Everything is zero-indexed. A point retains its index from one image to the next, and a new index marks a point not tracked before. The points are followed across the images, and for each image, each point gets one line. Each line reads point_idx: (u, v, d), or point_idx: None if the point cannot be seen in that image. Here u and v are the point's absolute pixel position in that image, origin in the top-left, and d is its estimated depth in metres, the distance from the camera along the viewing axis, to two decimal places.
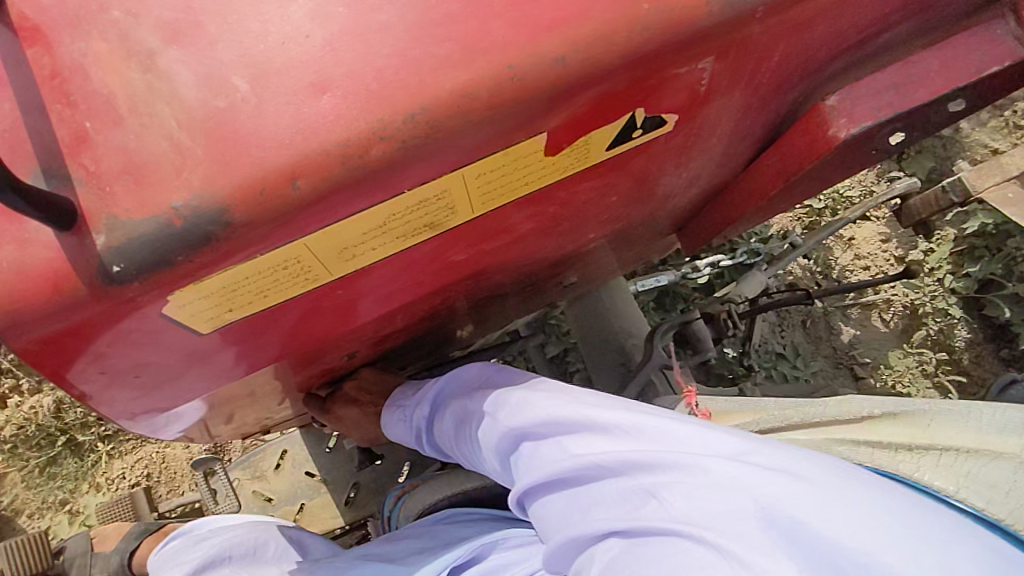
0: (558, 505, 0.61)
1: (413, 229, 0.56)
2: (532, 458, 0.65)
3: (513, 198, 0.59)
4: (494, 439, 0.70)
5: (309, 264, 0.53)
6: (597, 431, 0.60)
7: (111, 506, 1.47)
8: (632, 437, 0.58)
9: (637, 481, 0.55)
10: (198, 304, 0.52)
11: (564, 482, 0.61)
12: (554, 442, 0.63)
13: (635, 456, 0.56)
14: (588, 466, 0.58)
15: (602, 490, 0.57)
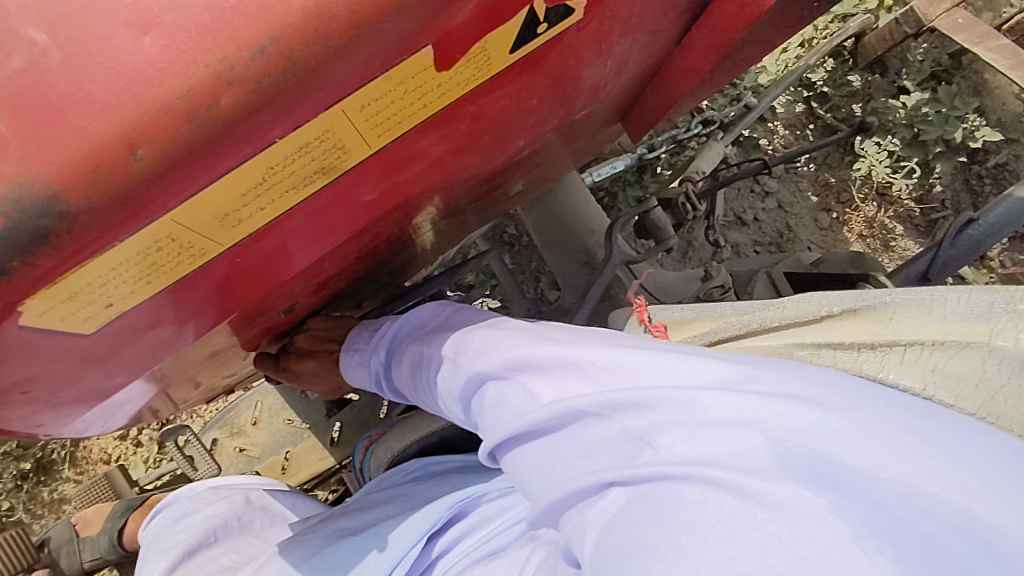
0: (534, 460, 0.54)
1: (302, 179, 0.48)
2: (504, 411, 0.57)
3: (414, 123, 0.51)
4: (458, 387, 0.65)
5: (186, 238, 0.46)
6: (575, 373, 0.53)
7: (88, 488, 1.44)
8: (614, 375, 0.51)
9: (625, 423, 0.47)
10: (62, 307, 0.45)
11: (541, 431, 0.53)
12: (526, 390, 0.56)
13: (620, 394, 0.48)
14: (570, 409, 0.51)
15: (584, 436, 0.50)
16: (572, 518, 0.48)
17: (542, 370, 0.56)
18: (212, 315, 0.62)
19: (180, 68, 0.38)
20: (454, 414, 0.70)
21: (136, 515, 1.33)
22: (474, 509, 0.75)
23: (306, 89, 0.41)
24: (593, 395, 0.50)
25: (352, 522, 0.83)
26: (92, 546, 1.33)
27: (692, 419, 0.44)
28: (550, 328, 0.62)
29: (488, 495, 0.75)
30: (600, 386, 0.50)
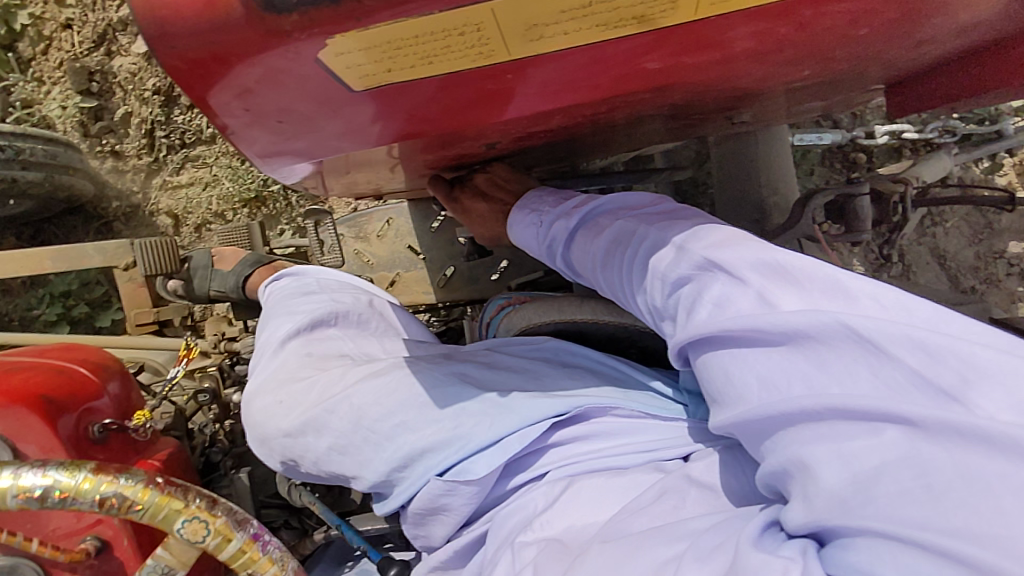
0: (763, 368, 0.50)
1: (618, 18, 0.45)
2: (726, 311, 0.53)
3: (744, 10, 0.46)
4: (674, 271, 0.60)
5: (489, 34, 0.44)
6: (840, 296, 0.49)
7: (230, 231, 1.57)
8: (895, 313, 0.46)
9: (909, 364, 0.43)
10: (356, 55, 0.45)
11: (776, 338, 0.49)
12: (764, 299, 0.52)
13: (903, 330, 0.44)
14: (835, 328, 0.46)
15: (850, 366, 0.46)
16: (814, 441, 0.46)
17: (792, 279, 0.52)
18: (409, 126, 0.60)
19: None
20: (647, 308, 0.66)
21: (263, 270, 1.44)
22: (601, 419, 0.77)
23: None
24: (867, 322, 0.45)
25: (476, 374, 0.84)
26: (219, 280, 1.46)
27: (999, 386, 0.40)
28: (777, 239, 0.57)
29: (617, 408, 0.78)
30: (876, 315, 0.46)
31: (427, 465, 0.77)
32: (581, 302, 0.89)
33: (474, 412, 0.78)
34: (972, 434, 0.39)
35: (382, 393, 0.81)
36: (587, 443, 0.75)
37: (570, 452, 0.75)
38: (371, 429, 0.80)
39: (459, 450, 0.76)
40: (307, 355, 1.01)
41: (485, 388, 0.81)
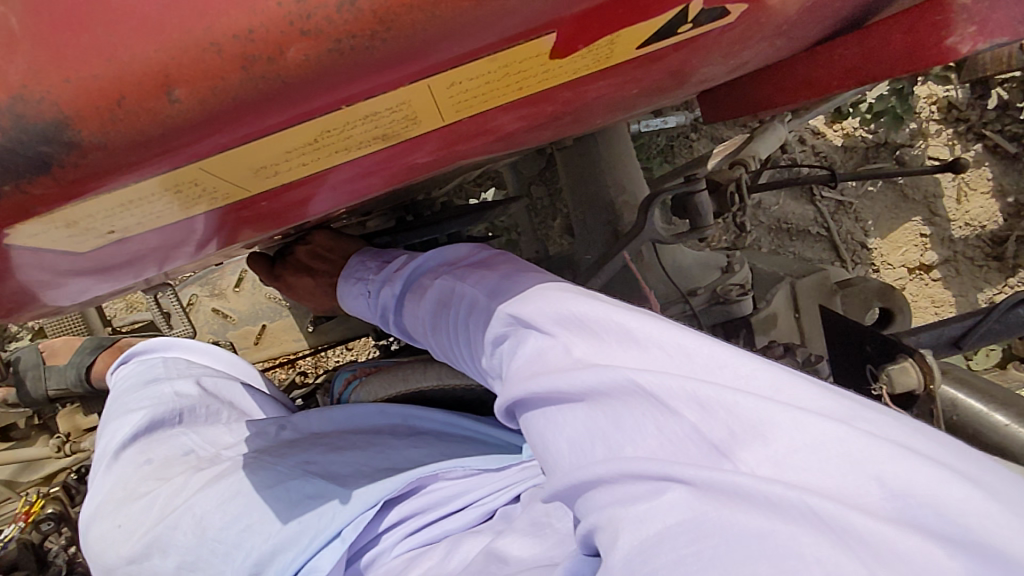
0: (571, 433, 0.48)
1: (324, 155, 0.41)
2: (542, 363, 0.53)
3: (500, 103, 0.43)
4: (490, 331, 0.61)
5: (208, 186, 0.39)
6: (591, 322, 0.52)
7: (57, 320, 1.44)
8: (683, 367, 0.45)
9: (686, 421, 0.42)
10: (107, 216, 0.38)
11: (572, 414, 0.49)
12: (544, 334, 0.54)
13: (656, 381, 0.44)
14: (624, 386, 0.45)
15: (569, 369, 0.49)
16: (614, 501, 0.42)
17: (585, 327, 0.52)
18: (251, 227, 0.52)
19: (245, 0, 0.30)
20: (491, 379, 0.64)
21: (105, 358, 1.35)
22: (434, 485, 0.73)
23: (284, 53, 0.31)
24: (611, 362, 0.48)
25: (327, 459, 0.76)
26: (57, 376, 1.34)
27: (759, 441, 0.39)
28: (572, 286, 0.59)
29: (456, 468, 0.75)
30: (666, 346, 0.47)
31: (280, 569, 0.67)
32: (424, 367, 0.84)
33: (321, 513, 0.68)
34: (734, 489, 0.37)
35: (223, 499, 0.71)
36: (429, 513, 0.71)
37: (404, 532, 0.70)
38: (216, 541, 0.69)
39: (304, 547, 0.67)
40: (142, 467, 0.88)
41: (336, 482, 0.72)
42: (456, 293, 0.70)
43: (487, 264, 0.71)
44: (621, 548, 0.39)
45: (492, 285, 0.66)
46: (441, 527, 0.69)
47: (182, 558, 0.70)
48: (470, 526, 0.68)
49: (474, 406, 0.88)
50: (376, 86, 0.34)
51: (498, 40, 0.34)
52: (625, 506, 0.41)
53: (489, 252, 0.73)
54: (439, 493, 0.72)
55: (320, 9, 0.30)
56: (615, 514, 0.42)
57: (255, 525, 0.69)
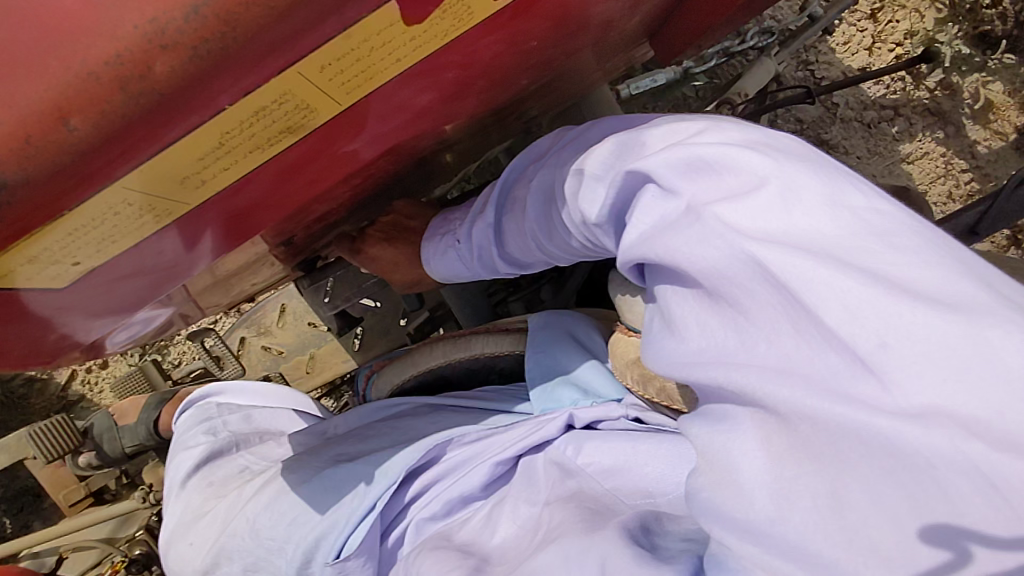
0: (697, 313, 0.49)
1: (246, 153, 0.45)
2: (660, 228, 0.51)
3: (390, 76, 0.46)
4: (593, 197, 0.59)
5: (149, 203, 0.44)
6: (726, 173, 0.48)
7: (125, 381, 1.56)
8: (834, 241, 0.43)
9: (829, 323, 0.41)
10: (67, 246, 0.44)
11: (702, 286, 0.48)
12: (666, 191, 0.51)
13: (806, 267, 0.42)
14: (752, 267, 0.45)
15: (695, 241, 0.48)
16: (734, 430, 0.46)
17: (714, 176, 0.49)
18: (244, 223, 0.56)
19: (110, 29, 0.34)
20: (591, 243, 0.64)
21: (169, 408, 1.45)
22: (449, 452, 0.76)
23: (152, 68, 0.35)
24: (743, 229, 0.45)
25: (352, 451, 0.79)
26: (130, 434, 1.46)
27: (913, 351, 0.39)
28: (714, 128, 0.53)
29: (459, 435, 0.76)
30: (819, 220, 0.44)
31: (325, 553, 0.73)
32: (428, 346, 0.84)
33: (356, 493, 0.74)
34: (867, 426, 0.40)
35: (271, 502, 0.78)
36: (444, 480, 0.73)
37: (422, 504, 0.73)
38: (270, 540, 0.76)
39: (345, 524, 0.72)
40: (207, 491, 0.96)
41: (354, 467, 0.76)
42: (554, 181, 0.66)
43: (579, 139, 0.66)
44: (767, 445, 0.45)
45: (606, 147, 0.59)
46: (459, 492, 0.71)
47: (246, 560, 0.78)
48: (486, 491, 0.71)
49: (488, 378, 0.87)
50: (248, 82, 0.38)
51: (341, 18, 0.37)
52: (745, 430, 0.46)
53: (573, 132, 0.69)
54: (453, 461, 0.74)
55: (170, 23, 0.34)
56: (742, 434, 0.46)
57: (299, 519, 0.75)
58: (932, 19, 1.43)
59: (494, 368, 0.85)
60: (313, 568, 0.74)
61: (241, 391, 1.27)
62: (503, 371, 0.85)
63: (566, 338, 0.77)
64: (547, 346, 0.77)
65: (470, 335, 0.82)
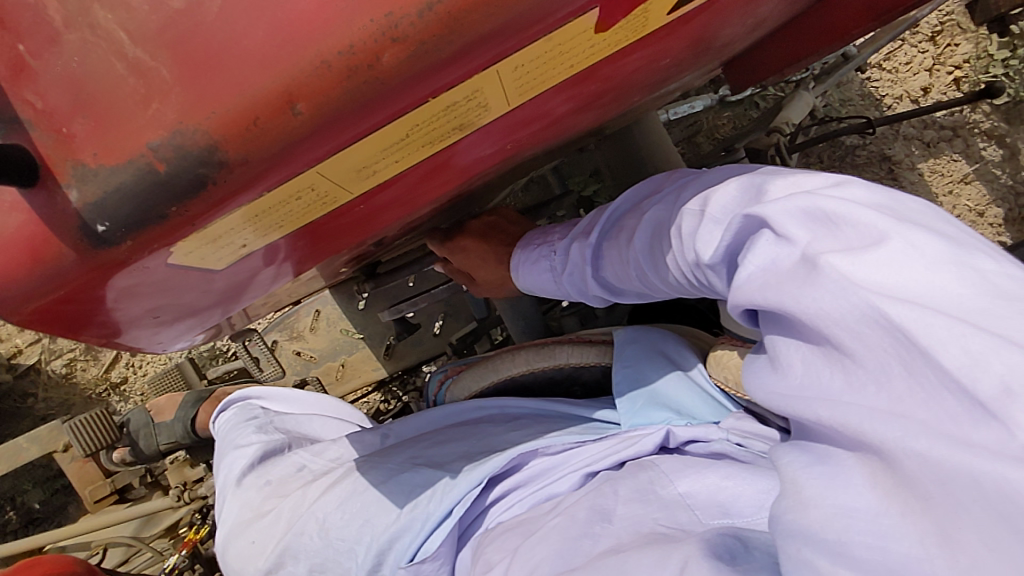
0: (809, 357, 0.54)
1: (418, 147, 0.47)
2: (777, 275, 0.55)
3: (555, 83, 0.48)
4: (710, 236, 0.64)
5: (324, 191, 0.46)
6: (845, 230, 0.52)
7: (161, 378, 1.56)
8: (956, 299, 0.45)
9: (944, 363, 0.43)
10: (238, 230, 0.45)
11: (815, 332, 0.52)
12: (784, 240, 0.55)
13: (924, 318, 0.45)
14: (869, 311, 0.48)
15: (810, 288, 0.51)
16: (836, 471, 0.50)
17: (835, 232, 0.53)
18: (373, 218, 0.59)
19: (348, 20, 0.36)
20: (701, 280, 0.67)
21: (207, 406, 1.45)
22: (534, 460, 0.76)
23: (379, 59, 0.37)
24: (858, 277, 0.49)
25: (426, 456, 0.81)
26: (166, 431, 1.45)
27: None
28: (840, 189, 0.57)
29: (545, 445, 0.77)
30: (947, 280, 0.46)
31: (399, 553, 0.73)
32: (512, 354, 0.85)
33: (431, 496, 0.74)
34: (984, 471, 0.41)
35: (342, 500, 0.79)
36: (528, 485, 0.74)
37: (505, 507, 0.73)
38: (341, 539, 0.77)
39: (418, 531, 0.73)
40: (264, 488, 0.96)
41: (434, 474, 0.77)
42: (662, 215, 0.72)
43: (697, 180, 0.72)
44: (875, 483, 0.47)
45: (727, 191, 0.64)
46: (547, 491, 0.71)
47: (313, 561, 0.78)
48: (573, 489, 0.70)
49: (564, 388, 0.88)
50: (453, 78, 0.40)
51: (550, 22, 0.40)
52: (850, 471, 0.50)
53: (685, 176, 0.75)
54: (538, 468, 0.75)
55: (403, 18, 0.37)
56: (844, 474, 0.50)
57: (373, 518, 0.76)
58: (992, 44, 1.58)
59: (576, 379, 0.86)
60: (384, 569, 0.74)
61: (289, 396, 1.28)
62: (587, 382, 0.86)
63: (658, 355, 0.78)
64: (635, 362, 0.78)
65: (555, 345, 0.84)
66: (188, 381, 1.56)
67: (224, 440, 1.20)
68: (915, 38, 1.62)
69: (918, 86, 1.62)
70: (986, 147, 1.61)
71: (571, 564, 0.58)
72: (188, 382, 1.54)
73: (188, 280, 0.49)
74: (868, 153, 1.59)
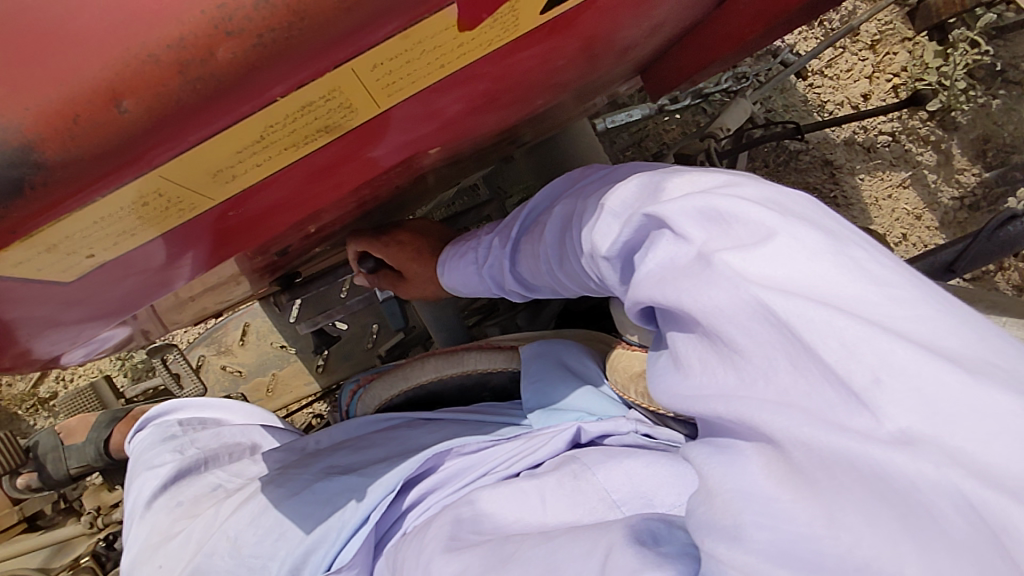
0: (700, 351, 0.54)
1: (281, 149, 0.44)
2: (671, 270, 0.55)
3: (429, 83, 0.47)
4: (612, 235, 0.62)
5: (176, 194, 0.43)
6: (734, 224, 0.52)
7: (74, 398, 1.48)
8: (834, 290, 0.46)
9: (826, 359, 0.44)
10: (85, 236, 0.42)
11: (705, 327, 0.52)
12: (678, 237, 0.55)
13: (806, 310, 0.45)
14: (755, 305, 0.48)
15: (703, 284, 0.51)
16: (722, 459, 0.50)
17: (724, 225, 0.53)
18: (263, 224, 0.57)
19: (176, 11, 0.33)
20: (601, 277, 0.67)
21: (123, 426, 1.38)
22: (448, 462, 0.72)
23: (214, 54, 0.35)
24: (748, 273, 0.49)
25: (344, 464, 0.76)
26: (77, 454, 1.37)
27: (906, 386, 0.41)
28: (729, 183, 0.58)
29: (458, 446, 0.73)
30: (827, 269, 0.47)
31: (315, 568, 0.70)
32: (422, 362, 0.83)
33: (347, 506, 0.71)
34: (859, 454, 0.42)
35: (254, 517, 0.75)
36: (442, 488, 0.69)
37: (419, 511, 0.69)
38: (253, 559, 0.72)
39: (334, 540, 0.70)
40: (176, 509, 0.90)
41: (349, 482, 0.72)
42: (575, 210, 0.70)
43: (602, 177, 0.71)
44: (768, 472, 0.46)
45: (627, 189, 0.64)
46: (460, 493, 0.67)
47: None
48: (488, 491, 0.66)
49: (476, 396, 0.86)
50: (301, 76, 0.38)
51: (402, 21, 0.38)
52: (731, 458, 0.50)
53: (598, 172, 0.74)
54: (452, 469, 0.70)
55: (238, 11, 0.34)
56: (728, 463, 0.49)
57: (280, 541, 0.72)
58: (931, 51, 1.58)
59: (485, 384, 0.83)
60: None
61: (213, 409, 1.24)
62: (495, 387, 0.83)
63: (559, 368, 0.76)
64: (542, 376, 0.75)
65: (464, 351, 0.81)
66: (104, 400, 1.47)
67: (136, 459, 1.12)
68: (855, 46, 1.66)
69: (857, 93, 1.65)
70: (921, 153, 1.60)
71: (505, 555, 0.55)
72: (103, 400, 1.47)
73: (38, 292, 0.46)
74: (809, 160, 1.62)
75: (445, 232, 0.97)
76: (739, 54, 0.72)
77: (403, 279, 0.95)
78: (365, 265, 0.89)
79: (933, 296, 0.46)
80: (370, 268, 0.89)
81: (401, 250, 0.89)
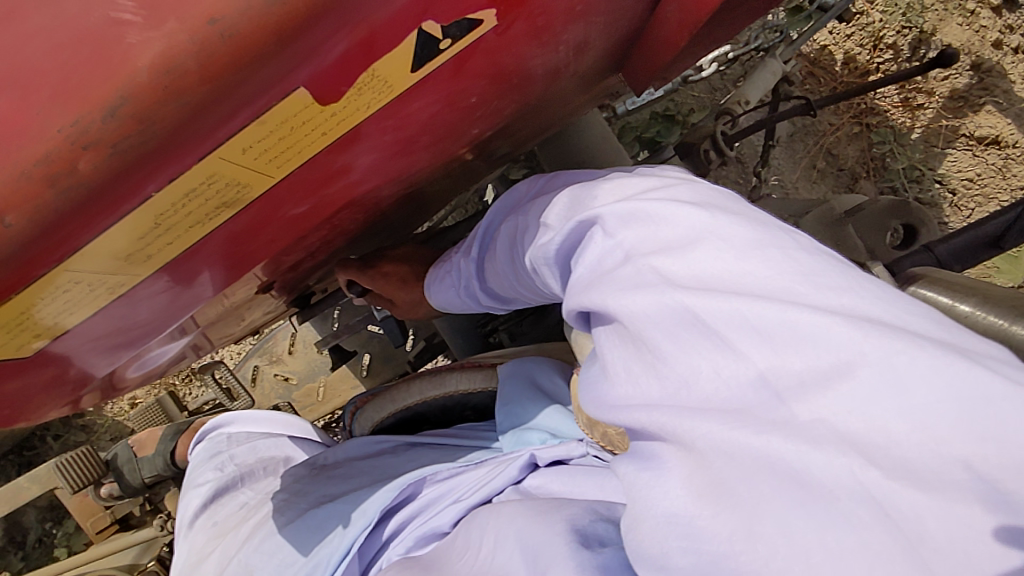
0: (624, 359, 0.51)
1: (186, 226, 0.47)
2: (602, 272, 0.54)
3: (321, 148, 0.48)
4: (552, 243, 0.61)
5: (93, 278, 0.47)
6: (661, 224, 0.52)
7: (144, 413, 1.62)
8: (757, 281, 0.46)
9: (755, 360, 0.43)
10: (27, 319, 0.48)
11: (630, 334, 0.50)
12: (609, 238, 0.55)
13: (727, 309, 0.45)
14: (679, 309, 0.47)
15: (631, 286, 0.50)
16: (645, 475, 0.47)
17: (654, 223, 0.52)
18: (235, 268, 0.60)
19: (35, 133, 0.36)
20: (547, 286, 0.67)
21: (185, 438, 1.50)
22: (426, 488, 0.75)
23: (77, 166, 0.38)
24: (674, 276, 0.48)
25: (333, 492, 0.80)
26: (149, 465, 1.51)
27: (821, 383, 0.41)
28: (659, 183, 0.57)
29: (433, 474, 0.76)
30: (752, 263, 0.46)
31: None
32: (407, 384, 0.86)
33: (337, 533, 0.74)
34: (778, 456, 0.41)
35: (260, 539, 0.81)
36: (418, 516, 0.72)
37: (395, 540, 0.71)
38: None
39: (327, 563, 0.73)
40: (211, 529, 1.01)
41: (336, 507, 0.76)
42: (519, 226, 0.70)
43: (546, 187, 0.71)
44: (688, 483, 0.44)
45: (563, 200, 0.63)
46: (428, 525, 0.69)
47: None
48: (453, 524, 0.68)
49: (457, 416, 0.89)
50: (168, 170, 0.41)
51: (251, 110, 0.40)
52: (652, 473, 0.47)
53: (542, 181, 0.73)
54: (427, 497, 0.73)
55: (90, 126, 0.37)
56: (651, 478, 0.47)
57: (279, 562, 0.78)
58: None
59: (466, 404, 0.86)
60: None
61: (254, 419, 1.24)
62: (476, 407, 0.86)
63: (530, 387, 0.77)
64: (512, 399, 0.77)
65: (446, 372, 0.84)
66: (170, 414, 1.61)
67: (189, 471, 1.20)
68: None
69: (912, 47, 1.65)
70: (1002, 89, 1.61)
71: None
72: (170, 413, 1.61)
73: (8, 367, 0.54)
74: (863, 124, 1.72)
75: (435, 254, 1.00)
76: (687, 53, 0.69)
77: (397, 303, 0.98)
78: (353, 290, 0.93)
79: (862, 284, 0.45)
80: (358, 294, 0.94)
81: (387, 273, 0.93)
